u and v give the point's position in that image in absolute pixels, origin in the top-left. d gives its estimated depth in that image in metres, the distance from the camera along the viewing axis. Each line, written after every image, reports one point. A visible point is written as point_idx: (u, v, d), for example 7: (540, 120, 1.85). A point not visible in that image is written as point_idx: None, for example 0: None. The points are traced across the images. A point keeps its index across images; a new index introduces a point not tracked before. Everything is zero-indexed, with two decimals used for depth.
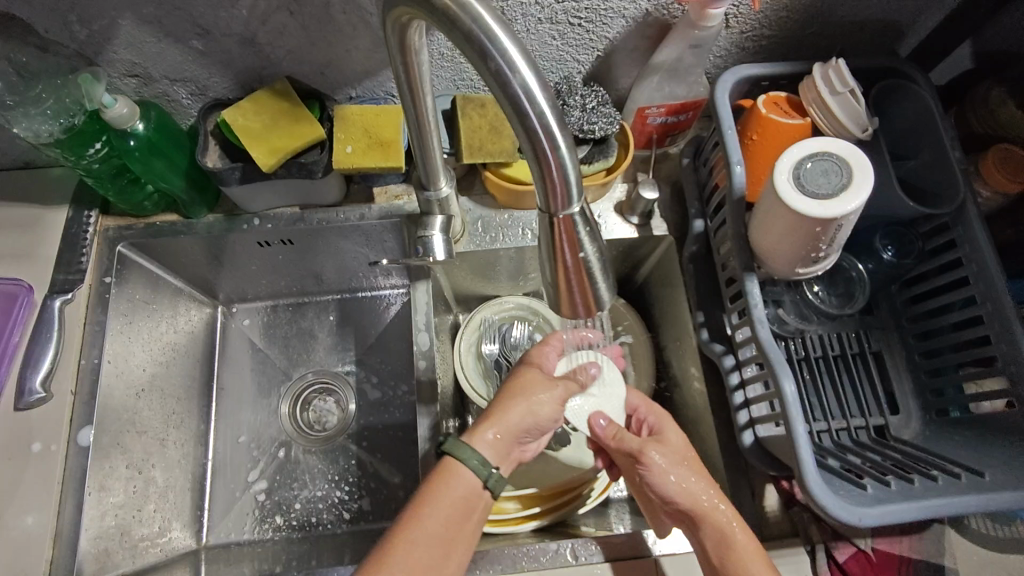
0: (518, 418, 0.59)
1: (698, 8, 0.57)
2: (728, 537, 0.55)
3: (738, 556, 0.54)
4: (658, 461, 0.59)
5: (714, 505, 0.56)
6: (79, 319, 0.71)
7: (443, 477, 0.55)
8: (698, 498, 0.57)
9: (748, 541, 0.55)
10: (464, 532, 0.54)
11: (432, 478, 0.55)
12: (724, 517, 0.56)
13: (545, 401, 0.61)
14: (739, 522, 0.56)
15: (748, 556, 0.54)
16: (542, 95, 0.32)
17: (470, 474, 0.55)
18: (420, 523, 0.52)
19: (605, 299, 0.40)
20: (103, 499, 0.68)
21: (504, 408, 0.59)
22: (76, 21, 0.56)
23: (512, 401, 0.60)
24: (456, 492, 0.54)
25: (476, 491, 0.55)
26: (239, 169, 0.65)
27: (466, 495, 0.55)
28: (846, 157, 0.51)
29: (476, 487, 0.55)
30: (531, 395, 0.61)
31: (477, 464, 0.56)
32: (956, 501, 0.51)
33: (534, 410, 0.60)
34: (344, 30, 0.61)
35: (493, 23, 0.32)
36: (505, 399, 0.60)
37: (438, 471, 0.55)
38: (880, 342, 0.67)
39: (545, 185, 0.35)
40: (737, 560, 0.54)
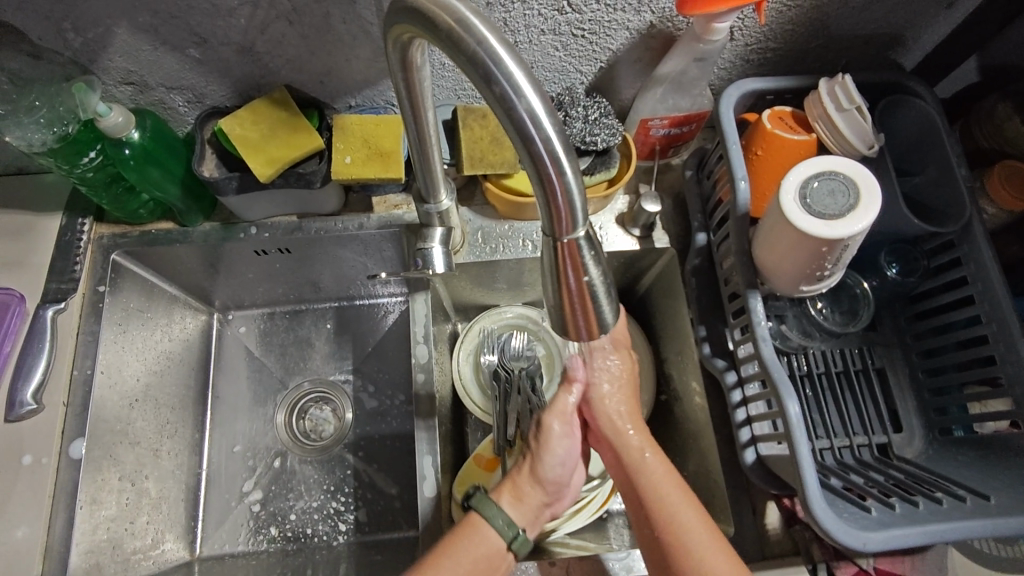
0: (544, 483, 0.61)
1: (704, 22, 0.56)
2: (638, 464, 0.59)
3: (645, 475, 0.58)
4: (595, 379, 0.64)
5: (626, 430, 0.62)
6: (72, 329, 0.70)
7: (468, 532, 0.56)
8: (620, 421, 0.62)
9: (659, 466, 0.59)
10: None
11: (458, 531, 0.56)
12: (636, 443, 0.61)
13: (564, 460, 0.62)
14: (651, 450, 0.60)
15: (655, 475, 0.58)
16: (549, 119, 0.31)
17: (495, 535, 0.56)
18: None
19: (609, 323, 0.40)
20: (95, 513, 0.67)
21: (528, 472, 0.61)
22: (70, 29, 0.55)
23: (534, 463, 0.61)
24: (479, 549, 0.55)
25: (498, 552, 0.56)
26: (237, 178, 0.64)
27: (488, 554, 0.55)
28: (853, 178, 0.51)
29: (500, 547, 0.56)
30: (551, 455, 0.61)
31: (502, 523, 0.57)
32: (961, 526, 0.50)
33: (556, 467, 0.61)
34: (344, 40, 0.60)
35: (499, 46, 0.31)
36: (526, 464, 0.61)
37: (463, 525, 0.56)
38: (884, 359, 0.66)
39: (549, 209, 0.34)
40: (647, 479, 0.58)
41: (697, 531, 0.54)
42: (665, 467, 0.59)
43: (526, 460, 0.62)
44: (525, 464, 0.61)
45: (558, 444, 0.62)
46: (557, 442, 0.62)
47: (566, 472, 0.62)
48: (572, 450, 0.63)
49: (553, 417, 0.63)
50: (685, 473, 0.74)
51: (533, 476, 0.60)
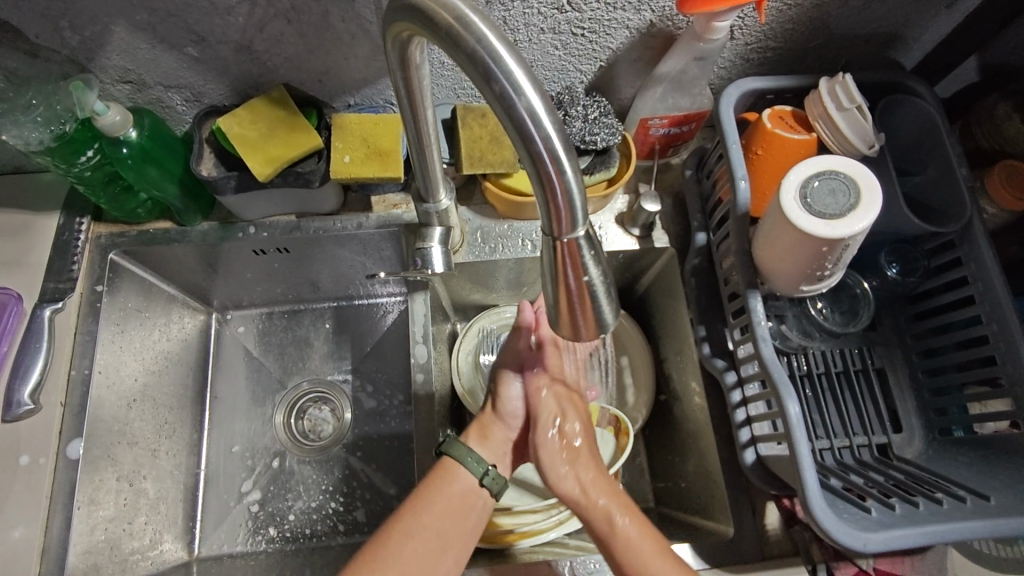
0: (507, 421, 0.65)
1: (705, 21, 0.56)
2: (611, 531, 0.55)
3: (623, 544, 0.55)
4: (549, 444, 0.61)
5: (594, 499, 0.58)
6: (70, 329, 0.70)
7: (441, 477, 0.58)
8: (587, 491, 0.58)
9: (635, 529, 0.55)
10: (461, 530, 0.55)
11: (432, 476, 0.58)
12: (604, 509, 0.57)
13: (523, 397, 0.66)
14: (621, 512, 0.56)
15: (631, 544, 0.54)
16: (549, 117, 0.31)
17: (467, 473, 0.58)
18: (416, 518, 0.55)
19: (608, 323, 0.39)
20: (92, 513, 0.66)
21: (491, 414, 0.65)
22: (67, 27, 0.55)
23: (495, 405, 0.65)
24: (454, 489, 0.57)
25: (473, 492, 0.58)
26: (235, 177, 0.64)
27: (462, 493, 0.57)
28: (854, 177, 0.51)
29: (474, 485, 0.58)
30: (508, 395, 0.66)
31: (474, 463, 0.59)
32: (961, 527, 0.50)
33: (517, 405, 0.65)
34: (343, 38, 0.60)
35: (500, 44, 0.31)
36: (489, 408, 0.66)
37: (436, 469, 0.58)
38: (884, 359, 0.66)
39: (548, 208, 0.34)
40: (622, 546, 0.55)
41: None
42: (641, 531, 0.55)
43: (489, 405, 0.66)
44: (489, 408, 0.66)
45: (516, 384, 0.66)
46: (512, 382, 0.66)
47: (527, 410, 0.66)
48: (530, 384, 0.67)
49: (506, 363, 0.67)
50: (685, 473, 0.74)
51: (496, 415, 0.65)
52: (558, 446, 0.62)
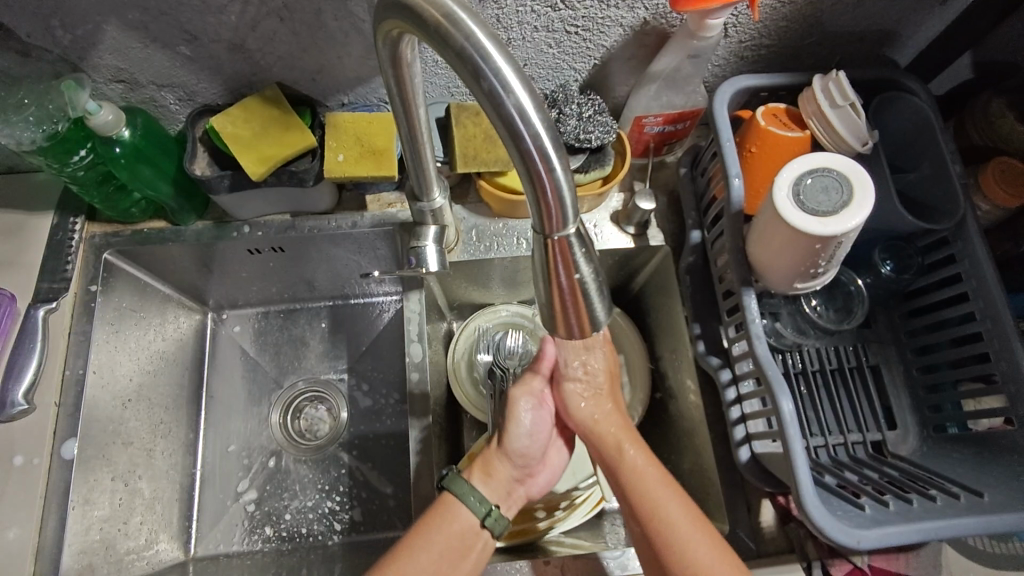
0: (510, 458, 0.62)
1: (698, 19, 0.56)
2: (620, 457, 0.59)
3: (628, 473, 0.58)
4: (573, 395, 0.63)
5: (606, 430, 0.61)
6: (64, 329, 0.69)
7: (442, 512, 0.57)
8: (598, 424, 0.62)
9: (642, 461, 0.59)
10: (458, 569, 0.55)
11: (431, 514, 0.57)
12: (616, 440, 0.60)
13: (530, 431, 0.64)
14: (630, 445, 0.60)
15: (639, 474, 0.58)
16: (538, 115, 0.31)
17: (468, 513, 0.57)
18: (412, 556, 0.55)
19: (601, 320, 0.39)
20: (88, 513, 0.66)
21: (495, 450, 0.63)
22: (59, 26, 0.55)
23: (501, 437, 0.63)
24: (454, 527, 0.57)
25: (473, 529, 0.57)
26: (229, 177, 0.64)
27: (462, 531, 0.57)
28: (847, 175, 0.51)
29: (474, 524, 0.57)
30: (518, 429, 0.63)
31: (476, 503, 0.58)
32: (955, 523, 0.50)
33: (523, 443, 0.63)
34: (336, 37, 0.59)
35: (488, 41, 0.31)
36: (494, 445, 0.63)
37: (437, 505, 0.58)
38: (878, 356, 0.66)
39: (539, 206, 0.34)
40: (631, 480, 0.58)
41: (686, 527, 0.54)
42: (648, 462, 0.59)
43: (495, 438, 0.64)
44: (495, 443, 0.63)
45: (525, 413, 0.64)
46: (524, 404, 0.64)
47: (533, 445, 0.64)
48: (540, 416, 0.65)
49: (519, 393, 0.65)
50: (681, 471, 0.74)
51: (501, 451, 0.62)
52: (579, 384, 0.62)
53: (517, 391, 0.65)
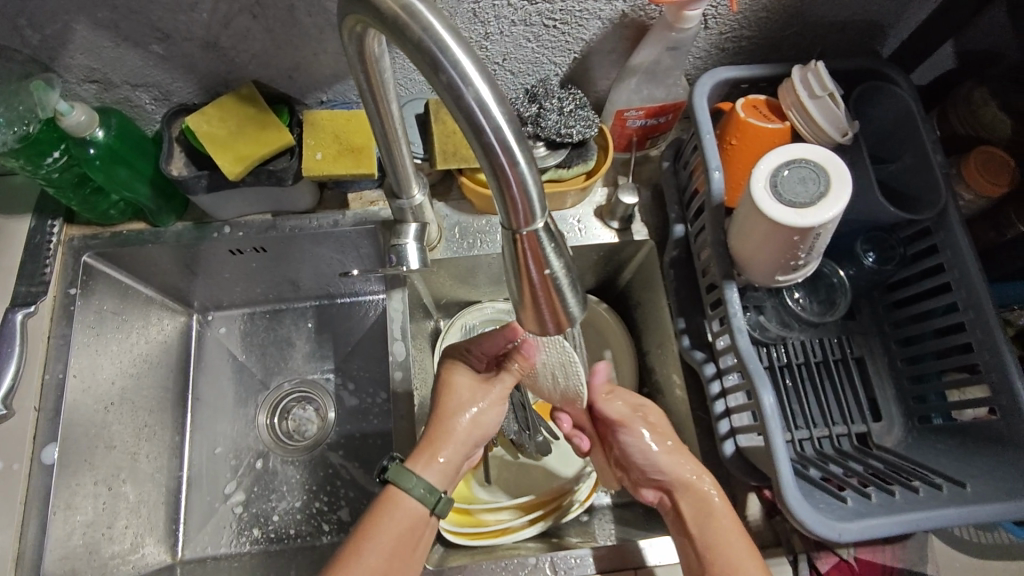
0: (454, 442, 0.60)
1: (675, 10, 0.56)
2: (710, 504, 0.57)
3: (715, 521, 0.56)
4: (641, 440, 0.62)
5: (695, 472, 0.59)
6: (44, 333, 0.69)
7: (385, 506, 0.56)
8: (676, 464, 0.60)
9: (727, 512, 0.57)
10: (409, 561, 0.55)
11: (376, 510, 0.56)
12: (705, 484, 0.58)
13: (473, 418, 0.61)
14: (718, 490, 0.58)
15: (722, 522, 0.56)
16: (499, 108, 0.31)
17: (416, 503, 0.56)
18: (359, 563, 0.53)
19: (576, 315, 0.39)
20: (70, 518, 0.66)
21: (434, 432, 0.60)
22: (27, 26, 0.54)
23: (439, 420, 0.61)
24: (400, 523, 0.55)
25: (423, 518, 0.57)
26: (206, 176, 0.63)
27: (409, 524, 0.56)
28: (824, 165, 0.50)
29: (422, 513, 0.57)
30: (455, 410, 0.61)
31: (423, 493, 0.57)
32: (936, 514, 0.50)
33: (469, 426, 0.61)
34: (310, 33, 0.59)
35: (446, 32, 0.30)
36: (433, 426, 0.60)
37: (382, 502, 0.56)
38: (863, 347, 0.66)
39: (506, 202, 0.33)
40: (714, 525, 0.56)
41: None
42: (730, 514, 0.57)
43: (433, 419, 0.61)
44: (434, 424, 0.61)
45: (464, 391, 0.62)
46: (460, 377, 0.63)
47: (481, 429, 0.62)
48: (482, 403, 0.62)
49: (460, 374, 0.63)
50: None
51: (446, 436, 0.60)
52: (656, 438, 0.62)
53: (455, 368, 0.64)
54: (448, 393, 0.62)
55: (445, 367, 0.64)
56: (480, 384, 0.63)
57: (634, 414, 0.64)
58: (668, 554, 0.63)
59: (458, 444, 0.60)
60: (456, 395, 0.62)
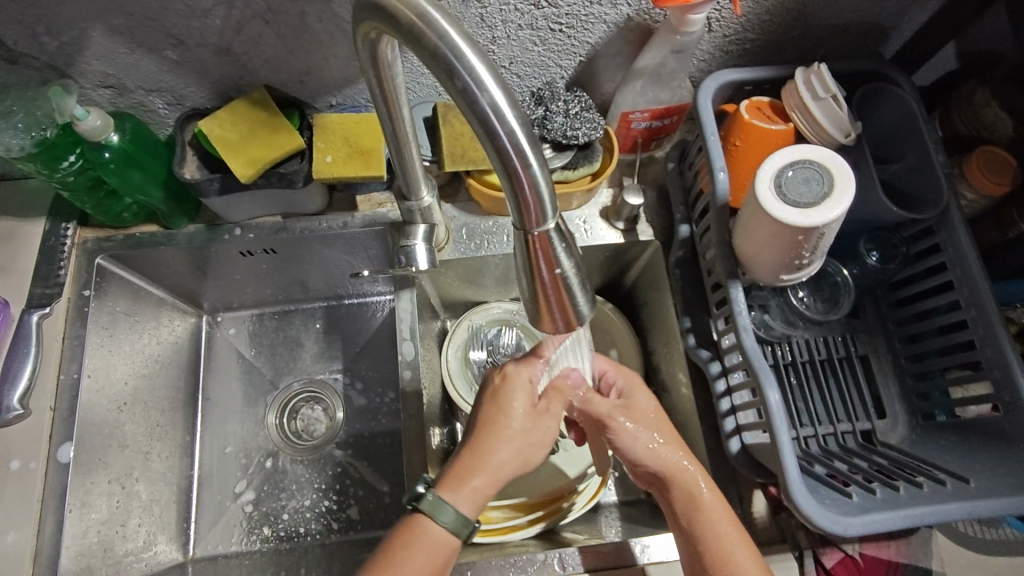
0: (495, 472, 0.55)
1: (680, 14, 0.57)
2: (697, 498, 0.57)
3: (705, 515, 0.56)
4: (623, 434, 0.60)
5: (682, 463, 0.58)
6: (58, 334, 0.70)
7: (414, 537, 0.52)
8: (655, 454, 0.59)
9: (716, 503, 0.56)
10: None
11: (403, 539, 0.52)
12: (691, 475, 0.57)
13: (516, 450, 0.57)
14: (706, 482, 0.57)
15: (714, 517, 0.56)
16: (512, 111, 0.32)
17: (447, 534, 0.53)
18: None
19: (586, 314, 0.40)
20: (85, 516, 0.67)
21: (475, 459, 0.55)
22: (45, 33, 0.55)
23: (482, 446, 0.56)
24: (430, 555, 0.52)
25: (453, 548, 0.53)
26: (219, 179, 0.64)
27: (439, 555, 0.52)
28: (827, 165, 0.51)
29: (453, 541, 0.53)
30: (502, 439, 0.57)
31: (456, 523, 0.53)
32: (940, 509, 0.51)
33: (513, 458, 0.56)
34: (321, 39, 0.60)
35: (460, 38, 0.31)
36: (473, 451, 0.56)
37: (409, 531, 0.53)
38: (867, 346, 0.67)
39: (519, 204, 0.34)
40: (704, 521, 0.56)
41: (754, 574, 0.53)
42: (722, 505, 0.57)
43: (476, 443, 0.56)
44: (475, 449, 0.56)
45: (515, 421, 0.58)
46: (514, 404, 0.58)
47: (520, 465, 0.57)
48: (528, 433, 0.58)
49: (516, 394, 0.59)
50: None
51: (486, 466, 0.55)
52: (636, 428, 0.60)
53: (509, 392, 0.59)
54: (495, 420, 0.58)
55: (499, 384, 0.60)
56: (533, 416, 0.59)
57: (617, 406, 0.62)
58: (671, 551, 0.63)
59: (497, 477, 0.55)
60: (502, 421, 0.57)
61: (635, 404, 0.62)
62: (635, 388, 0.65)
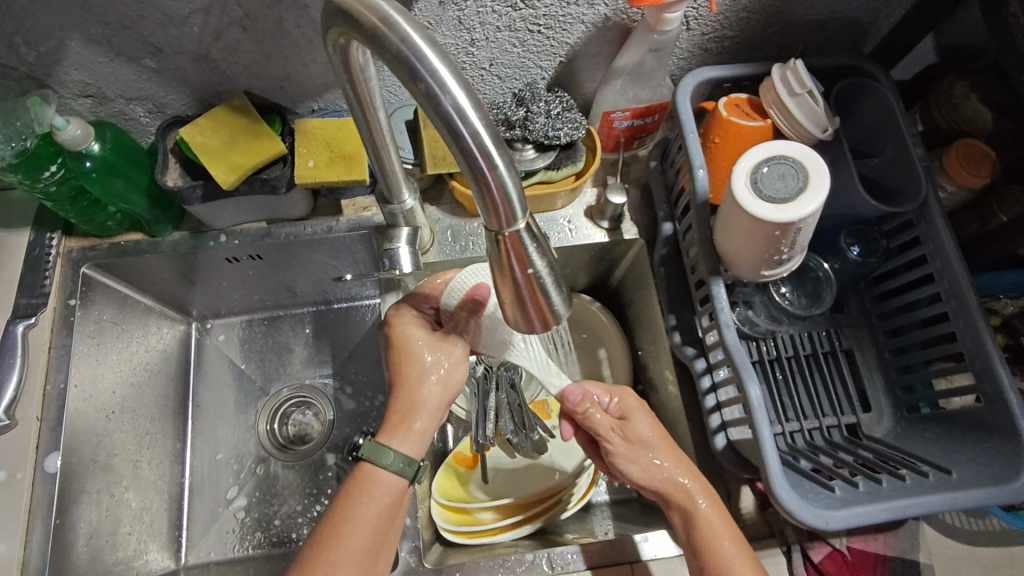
0: (426, 409, 0.59)
1: (656, 13, 0.57)
2: (696, 515, 0.57)
3: (702, 527, 0.56)
4: (619, 458, 0.60)
5: (680, 482, 0.58)
6: (44, 345, 0.70)
7: (362, 485, 0.56)
8: (652, 476, 0.59)
9: (714, 516, 0.57)
10: (390, 533, 0.56)
11: (352, 489, 0.56)
12: (686, 490, 0.58)
13: (437, 377, 0.59)
14: (704, 497, 0.57)
15: (712, 531, 0.56)
16: (475, 113, 0.32)
17: (392, 476, 0.56)
18: (342, 544, 0.53)
19: (561, 311, 0.40)
20: (74, 525, 0.67)
21: (404, 402, 0.59)
22: (22, 44, 0.55)
23: (404, 388, 0.59)
24: (379, 499, 0.56)
25: (402, 489, 0.57)
26: (201, 186, 0.64)
27: (388, 497, 0.56)
28: (802, 161, 0.51)
29: (399, 483, 0.57)
30: (417, 374, 0.59)
31: (400, 466, 0.56)
32: (922, 500, 0.51)
33: (435, 386, 0.59)
34: (300, 44, 0.60)
35: (422, 42, 0.31)
36: (399, 398, 0.59)
37: (357, 481, 0.56)
38: (851, 340, 0.67)
39: (486, 204, 0.34)
40: (703, 536, 0.56)
41: None
42: (721, 517, 0.57)
43: (398, 389, 0.59)
44: (399, 394, 0.59)
45: (424, 356, 0.60)
46: (417, 337, 0.60)
47: (444, 392, 0.60)
48: (441, 356, 0.60)
49: (415, 331, 0.60)
50: None
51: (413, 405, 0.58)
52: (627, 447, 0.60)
53: (406, 333, 0.60)
54: (408, 361, 0.60)
55: (394, 328, 0.61)
56: (439, 342, 0.60)
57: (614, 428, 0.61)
58: (664, 548, 0.64)
59: (425, 408, 0.59)
60: (413, 359, 0.59)
61: (631, 425, 0.61)
62: (631, 407, 0.62)
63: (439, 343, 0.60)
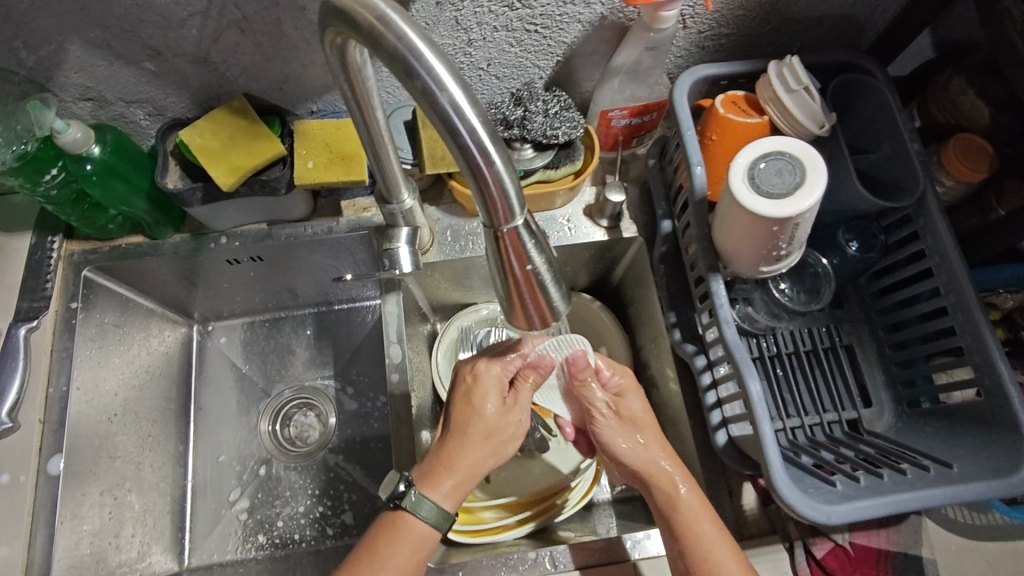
0: (473, 469, 0.58)
1: (651, 11, 0.57)
2: (674, 497, 0.57)
3: (681, 513, 0.56)
4: (606, 432, 0.63)
5: (661, 465, 0.59)
6: (46, 348, 0.70)
7: (394, 531, 0.55)
8: (636, 453, 0.61)
9: (695, 502, 0.57)
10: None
11: (383, 534, 0.55)
12: (667, 475, 0.58)
13: (494, 443, 0.59)
14: (685, 482, 0.58)
15: (692, 515, 0.56)
16: (472, 110, 0.32)
17: (426, 527, 0.55)
18: None
19: (560, 308, 0.40)
20: (77, 527, 0.67)
21: (453, 455, 0.58)
22: (22, 48, 0.55)
23: (460, 443, 0.59)
24: (409, 547, 0.55)
25: (432, 540, 0.56)
26: (201, 188, 0.64)
27: (419, 545, 0.55)
28: (799, 155, 0.52)
29: (432, 533, 0.56)
30: (474, 436, 0.59)
31: (436, 518, 0.55)
32: (922, 494, 0.51)
33: (488, 453, 0.59)
34: (298, 45, 0.60)
35: (417, 39, 0.31)
36: (451, 449, 0.58)
37: (390, 528, 0.55)
38: (851, 335, 0.67)
39: (485, 201, 0.35)
40: (683, 518, 0.56)
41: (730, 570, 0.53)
42: (701, 504, 0.57)
43: (453, 440, 0.59)
44: (452, 445, 0.59)
45: (488, 417, 0.60)
46: (489, 401, 0.60)
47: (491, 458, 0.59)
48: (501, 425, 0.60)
49: (486, 387, 0.61)
50: None
51: (461, 461, 0.58)
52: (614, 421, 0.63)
53: (479, 390, 0.61)
54: (471, 416, 0.60)
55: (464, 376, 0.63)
56: (505, 412, 0.61)
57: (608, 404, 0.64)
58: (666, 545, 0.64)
59: (472, 471, 0.58)
60: (474, 417, 0.60)
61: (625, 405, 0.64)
62: (626, 388, 0.65)
63: (505, 413, 0.61)
